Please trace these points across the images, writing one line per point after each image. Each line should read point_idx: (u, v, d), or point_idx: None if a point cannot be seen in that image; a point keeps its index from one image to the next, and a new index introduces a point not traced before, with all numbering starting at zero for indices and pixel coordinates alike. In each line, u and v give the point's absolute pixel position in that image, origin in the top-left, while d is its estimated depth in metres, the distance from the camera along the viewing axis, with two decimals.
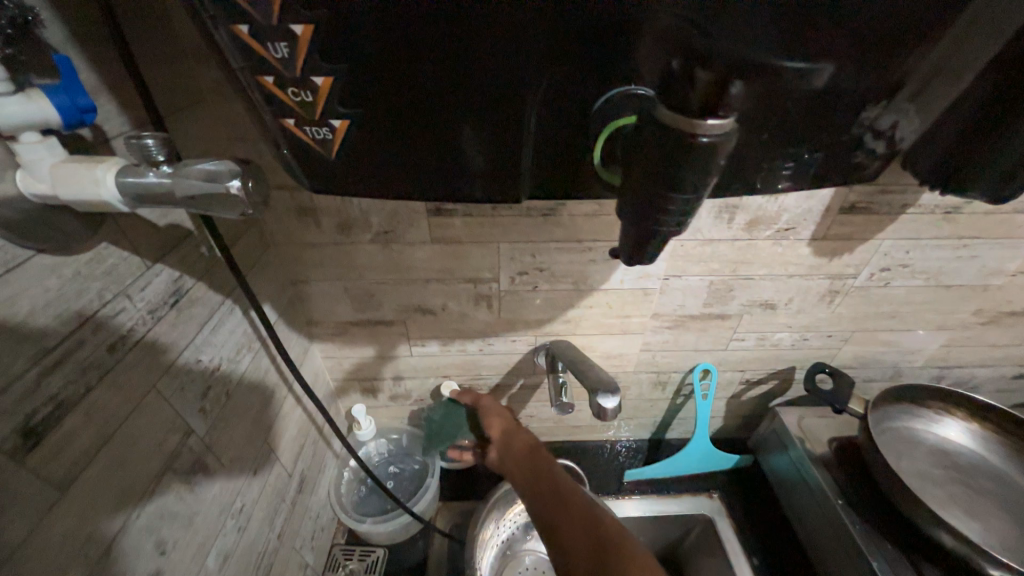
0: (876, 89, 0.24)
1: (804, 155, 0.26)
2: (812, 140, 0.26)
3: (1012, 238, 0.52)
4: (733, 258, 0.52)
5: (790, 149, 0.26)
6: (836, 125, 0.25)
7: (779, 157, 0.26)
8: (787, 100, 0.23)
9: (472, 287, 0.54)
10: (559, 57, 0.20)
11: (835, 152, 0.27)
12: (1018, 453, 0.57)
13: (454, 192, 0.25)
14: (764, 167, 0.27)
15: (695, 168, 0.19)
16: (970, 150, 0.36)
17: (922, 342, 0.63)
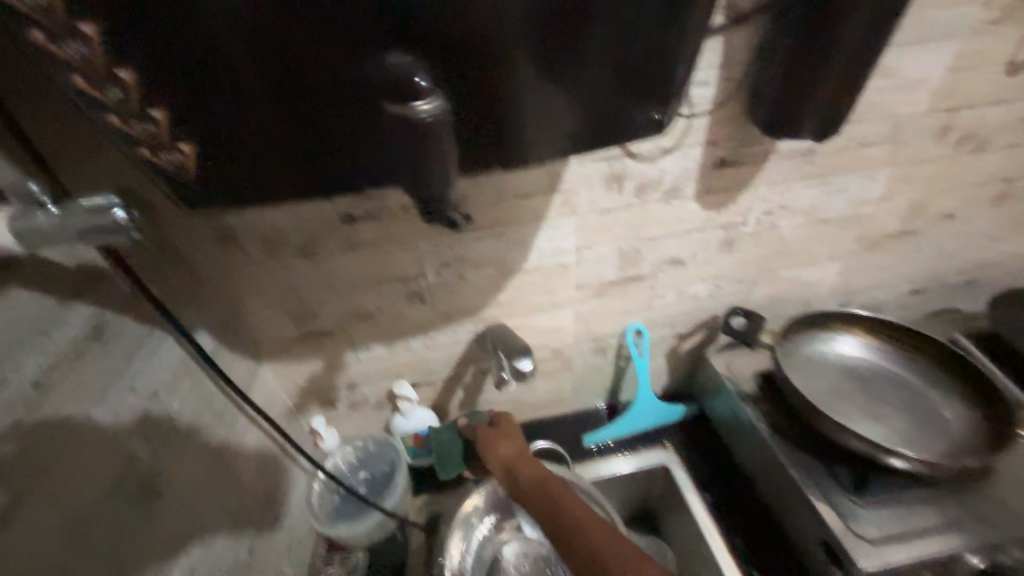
0: (655, 55, 0.29)
1: (619, 114, 0.31)
2: (614, 91, 0.29)
3: (869, 170, 0.59)
4: (632, 223, 0.57)
5: (593, 102, 0.30)
6: (626, 69, 0.29)
7: (591, 113, 0.30)
8: (579, 71, 0.27)
9: (403, 286, 0.57)
10: (351, 65, 0.24)
11: (642, 98, 0.31)
12: (916, 354, 0.63)
13: (314, 186, 0.29)
14: (590, 131, 0.31)
15: (436, 142, 0.26)
16: (795, 96, 0.43)
17: (820, 274, 0.71)
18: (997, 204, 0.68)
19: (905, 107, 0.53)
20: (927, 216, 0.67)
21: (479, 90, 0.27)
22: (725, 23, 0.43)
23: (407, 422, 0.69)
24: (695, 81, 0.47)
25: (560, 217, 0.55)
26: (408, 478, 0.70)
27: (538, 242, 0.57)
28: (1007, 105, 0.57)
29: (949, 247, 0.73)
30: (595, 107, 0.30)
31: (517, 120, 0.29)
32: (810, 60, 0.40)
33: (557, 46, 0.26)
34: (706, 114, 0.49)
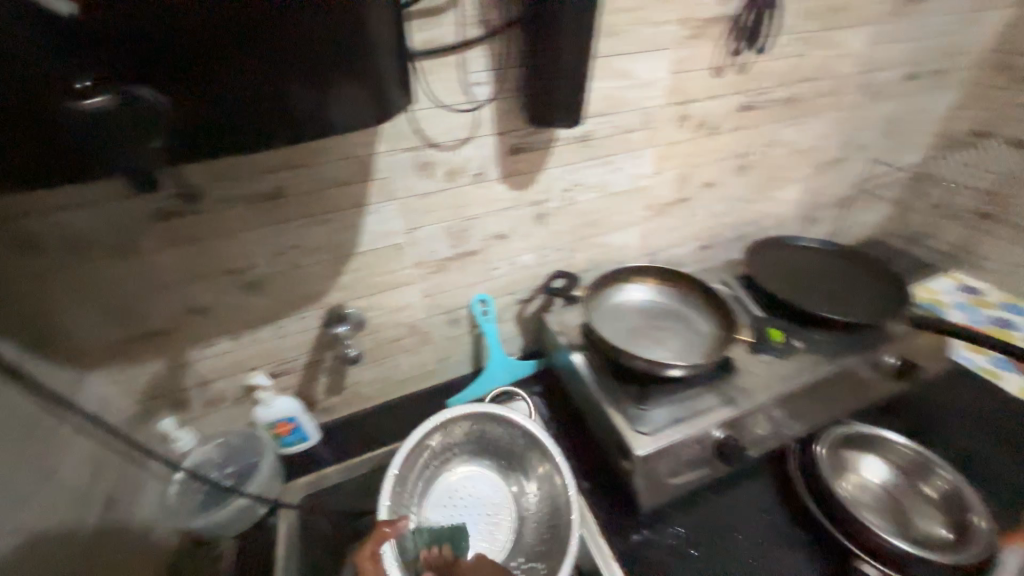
0: (349, 48, 0.35)
1: (344, 100, 0.37)
2: (333, 79, 0.35)
3: (635, 151, 0.75)
4: (451, 204, 0.67)
5: (317, 92, 0.35)
6: (326, 57, 0.34)
7: (320, 101, 0.36)
8: (276, 64, 0.33)
9: (236, 277, 0.60)
10: (25, 66, 0.27)
11: (368, 88, 0.38)
12: (690, 292, 0.80)
13: (36, 180, 0.30)
14: (318, 118, 0.36)
15: (126, 123, 0.30)
16: (547, 92, 0.55)
17: (624, 239, 0.87)
18: (741, 174, 0.90)
19: (647, 101, 0.70)
20: (693, 186, 0.86)
21: (185, 83, 0.31)
22: (483, 34, 0.54)
23: (268, 411, 0.71)
24: (472, 81, 0.57)
25: (382, 202, 0.62)
26: (274, 466, 0.72)
27: (367, 226, 0.63)
28: (722, 98, 0.76)
29: (717, 210, 0.93)
30: (323, 95, 0.35)
31: (241, 112, 0.33)
32: (549, 64, 0.53)
33: (244, 38, 0.31)
34: (489, 109, 0.60)
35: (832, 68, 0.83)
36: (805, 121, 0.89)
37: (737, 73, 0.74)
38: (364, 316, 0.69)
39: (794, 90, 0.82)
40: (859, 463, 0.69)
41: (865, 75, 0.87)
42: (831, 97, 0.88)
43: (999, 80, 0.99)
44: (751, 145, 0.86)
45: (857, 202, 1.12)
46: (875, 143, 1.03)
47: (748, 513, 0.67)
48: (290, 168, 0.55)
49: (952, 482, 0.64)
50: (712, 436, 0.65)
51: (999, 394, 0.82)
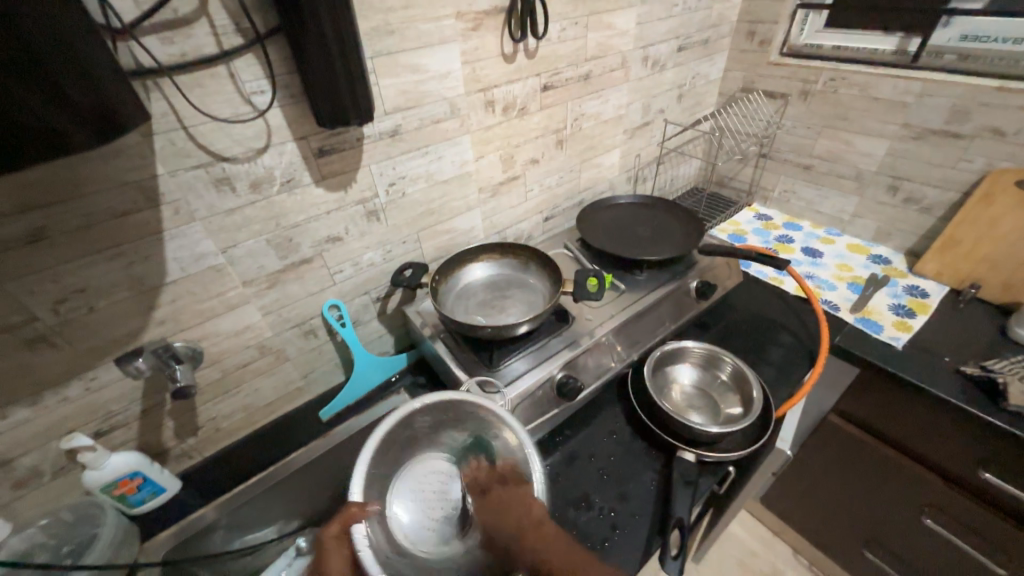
0: (37, 78, 0.33)
1: (50, 130, 0.35)
2: (33, 115, 0.34)
3: (451, 139, 0.80)
4: (267, 216, 0.66)
5: (14, 129, 0.33)
6: (12, 91, 0.32)
7: (24, 143, 0.34)
8: None
9: (11, 335, 0.53)
10: None
11: (83, 119, 0.37)
12: (528, 262, 0.89)
13: None
14: (22, 150, 0.34)
15: None
16: (330, 92, 0.57)
17: (466, 222, 0.92)
18: (561, 147, 1.00)
19: (448, 91, 0.74)
20: (519, 164, 0.94)
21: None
22: (245, 42, 0.54)
23: (102, 472, 0.64)
24: (248, 91, 0.56)
25: (181, 226, 0.59)
26: (120, 530, 0.68)
27: (170, 252, 0.60)
28: (521, 82, 0.84)
29: (548, 183, 1.03)
30: (24, 132, 0.34)
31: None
32: (320, 63, 0.54)
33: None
34: (278, 116, 0.60)
35: (614, 45, 0.95)
36: (605, 94, 1.01)
37: (528, 58, 0.82)
38: (199, 348, 0.67)
39: (587, 67, 0.93)
40: (675, 372, 0.83)
41: (644, 49, 1.02)
42: (622, 70, 1.01)
43: (748, 45, 1.22)
44: (562, 121, 0.96)
45: (670, 158, 1.31)
46: (671, 106, 1.20)
47: (600, 439, 0.77)
48: (49, 204, 0.49)
49: (736, 363, 0.80)
50: (555, 380, 0.74)
51: (778, 295, 1.04)
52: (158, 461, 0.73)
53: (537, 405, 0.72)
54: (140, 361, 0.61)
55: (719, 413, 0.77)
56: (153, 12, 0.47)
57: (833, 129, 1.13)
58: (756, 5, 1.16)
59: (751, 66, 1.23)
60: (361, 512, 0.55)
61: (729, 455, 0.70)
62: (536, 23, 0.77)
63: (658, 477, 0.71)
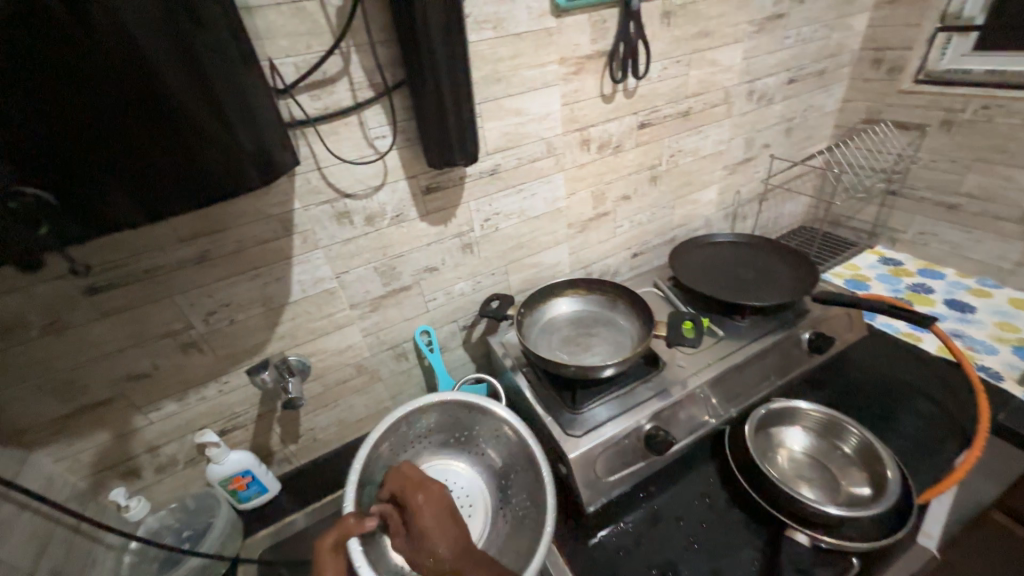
0: (222, 126, 0.40)
1: (226, 170, 0.41)
2: (212, 159, 0.40)
3: (546, 177, 0.82)
4: (376, 246, 0.72)
5: (197, 169, 0.39)
6: (202, 137, 0.38)
7: (207, 181, 0.41)
8: (154, 151, 0.37)
9: (172, 339, 0.62)
10: None
11: (251, 162, 0.43)
12: (616, 300, 0.86)
13: None
14: (204, 187, 0.41)
15: (20, 224, 0.34)
16: (442, 135, 0.61)
17: (554, 257, 0.93)
18: (654, 184, 0.97)
19: (547, 132, 0.77)
20: (610, 201, 0.93)
21: (61, 180, 0.34)
22: (375, 95, 0.61)
23: (221, 467, 0.72)
24: (373, 136, 0.63)
25: (307, 253, 0.67)
26: (228, 523, 0.75)
27: (295, 275, 0.67)
28: (618, 120, 0.84)
29: (640, 219, 1.01)
30: (197, 165, 0.39)
31: (120, 197, 0.37)
32: (436, 112, 0.59)
33: (112, 136, 0.34)
34: (395, 158, 0.66)
35: (717, 81, 0.92)
36: (705, 130, 0.97)
37: (626, 98, 0.82)
38: (308, 363, 0.73)
39: (686, 105, 0.91)
40: (782, 435, 0.73)
41: (750, 83, 0.97)
42: (725, 106, 0.96)
43: (874, 73, 1.10)
44: (657, 158, 0.94)
45: (775, 195, 1.21)
46: (778, 140, 1.12)
47: (691, 499, 0.70)
48: (213, 233, 0.59)
49: (862, 437, 0.68)
50: (643, 430, 0.69)
51: (915, 354, 0.88)
52: (264, 462, 0.80)
53: (622, 454, 0.67)
54: (265, 373, 0.68)
55: (839, 492, 0.66)
56: (307, 74, 0.55)
57: (987, 163, 0.97)
58: (883, 31, 1.06)
59: (876, 96, 1.11)
60: (358, 525, 0.59)
61: (853, 543, 0.59)
62: (637, 65, 0.78)
63: (761, 558, 0.62)
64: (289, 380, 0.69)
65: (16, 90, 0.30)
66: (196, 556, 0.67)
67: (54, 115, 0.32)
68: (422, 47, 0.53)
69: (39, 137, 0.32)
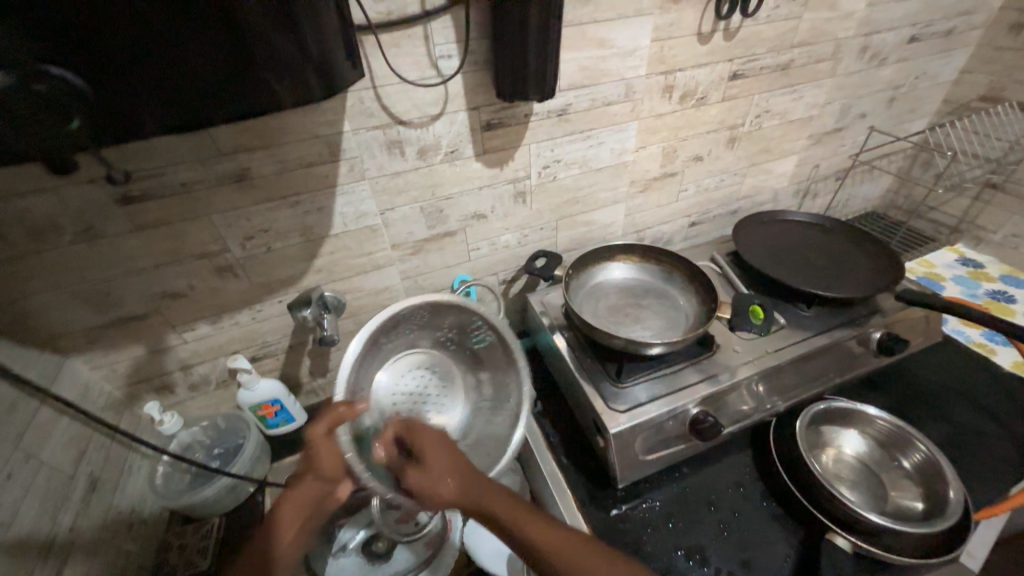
0: (285, 15, 0.32)
1: (284, 73, 0.35)
2: (270, 57, 0.33)
3: (618, 125, 0.72)
4: (425, 184, 0.65)
5: (253, 69, 0.33)
6: (261, 27, 0.32)
7: (263, 85, 0.34)
8: (205, 38, 0.30)
9: (208, 261, 0.59)
10: None
11: (312, 65, 0.36)
12: (672, 273, 0.80)
13: None
14: (259, 91, 0.34)
15: (49, 114, 0.28)
16: (519, 60, 0.53)
17: (608, 216, 0.85)
18: (731, 146, 0.87)
19: (628, 71, 0.67)
20: (680, 160, 0.84)
21: (96, 64, 0.28)
22: (447, 2, 0.52)
23: (252, 393, 0.71)
24: (437, 54, 0.55)
25: (353, 183, 0.61)
26: (258, 445, 0.74)
27: (338, 206, 0.62)
28: (709, 67, 0.73)
29: (706, 185, 0.91)
30: (253, 62, 0.33)
31: (163, 92, 0.31)
32: (516, 29, 0.50)
33: (158, 12, 0.28)
34: (459, 84, 0.58)
35: (830, 31, 0.78)
36: (801, 89, 0.85)
37: (725, 40, 0.71)
38: (343, 299, 0.68)
39: (788, 56, 0.78)
40: (835, 436, 0.70)
41: (866, 37, 0.82)
42: (831, 62, 0.83)
43: (1010, 40, 0.93)
44: (742, 116, 0.83)
45: (855, 174, 1.09)
46: (878, 111, 0.98)
47: (725, 487, 0.68)
48: (255, 149, 0.53)
49: (926, 455, 0.64)
50: (688, 414, 0.66)
51: (985, 369, 0.82)
52: (292, 392, 0.80)
53: (661, 435, 0.65)
54: (307, 312, 0.64)
55: (885, 502, 0.63)
56: None
57: None
58: None
59: (1005, 68, 0.95)
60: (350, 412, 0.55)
61: (899, 558, 0.56)
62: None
63: (793, 555, 0.60)
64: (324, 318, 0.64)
65: None
66: (225, 475, 0.68)
67: None
68: None
69: (71, 3, 0.26)
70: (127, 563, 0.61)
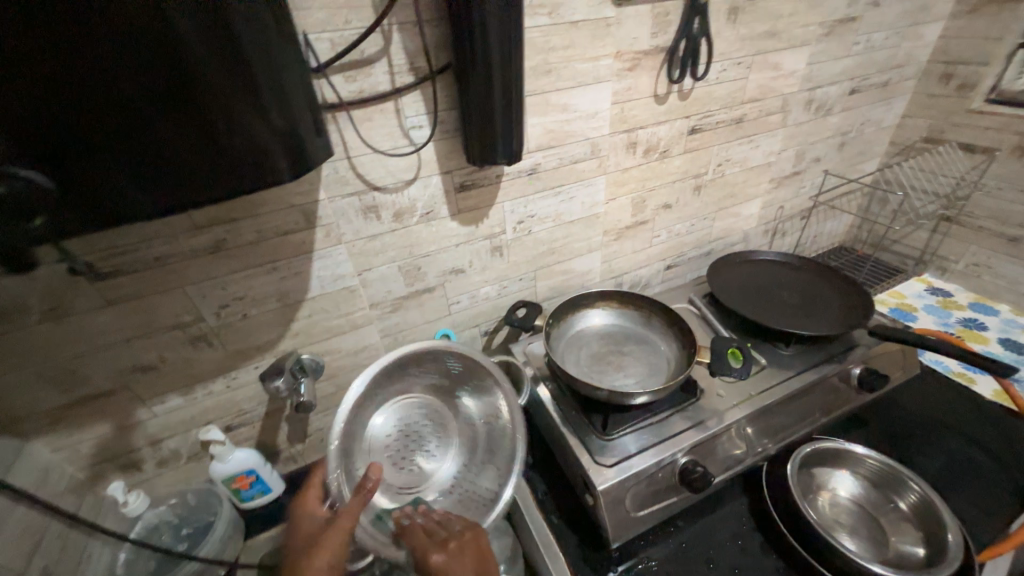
0: (253, 106, 0.35)
1: (252, 156, 0.36)
2: (240, 144, 0.35)
3: (587, 180, 0.76)
4: (403, 245, 0.67)
5: (223, 158, 0.35)
6: (231, 118, 0.34)
7: (233, 168, 0.36)
8: (176, 130, 0.32)
9: (181, 332, 0.58)
10: None
11: (282, 147, 0.38)
12: (650, 317, 0.81)
13: None
14: (229, 175, 0.36)
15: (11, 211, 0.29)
16: (486, 129, 0.56)
17: (586, 265, 0.87)
18: (697, 193, 0.91)
19: (592, 131, 0.71)
20: (650, 209, 0.87)
21: (64, 163, 0.30)
22: (416, 80, 0.55)
23: (225, 466, 0.68)
24: (409, 126, 0.58)
25: (330, 247, 0.62)
26: (231, 523, 0.70)
27: (315, 270, 0.63)
28: (668, 123, 0.78)
29: (678, 229, 0.95)
30: (223, 149, 0.34)
31: (134, 182, 0.32)
32: (482, 102, 0.53)
33: (131, 113, 0.30)
34: (431, 151, 0.61)
35: (776, 88, 0.85)
36: (757, 139, 0.90)
37: (680, 100, 0.76)
38: (321, 363, 0.68)
39: (741, 111, 0.84)
40: (828, 478, 0.69)
41: (810, 91, 0.90)
42: (781, 114, 0.89)
43: (941, 89, 1.02)
44: (705, 165, 0.88)
45: (819, 212, 1.14)
46: (831, 155, 1.04)
47: (723, 540, 0.65)
48: (231, 221, 0.54)
49: (921, 495, 0.63)
50: (678, 464, 0.64)
51: (967, 398, 0.82)
52: (269, 461, 0.77)
53: (651, 488, 0.63)
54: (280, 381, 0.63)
55: (886, 548, 0.61)
56: (345, 53, 0.50)
57: None
58: (957, 43, 0.97)
59: (939, 113, 1.03)
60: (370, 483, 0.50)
61: None
62: (697, 65, 0.71)
63: None
64: (301, 384, 0.62)
65: (20, 52, 0.26)
66: (192, 559, 0.63)
67: (65, 84, 0.28)
68: (474, 33, 0.48)
69: (45, 110, 0.28)
70: None
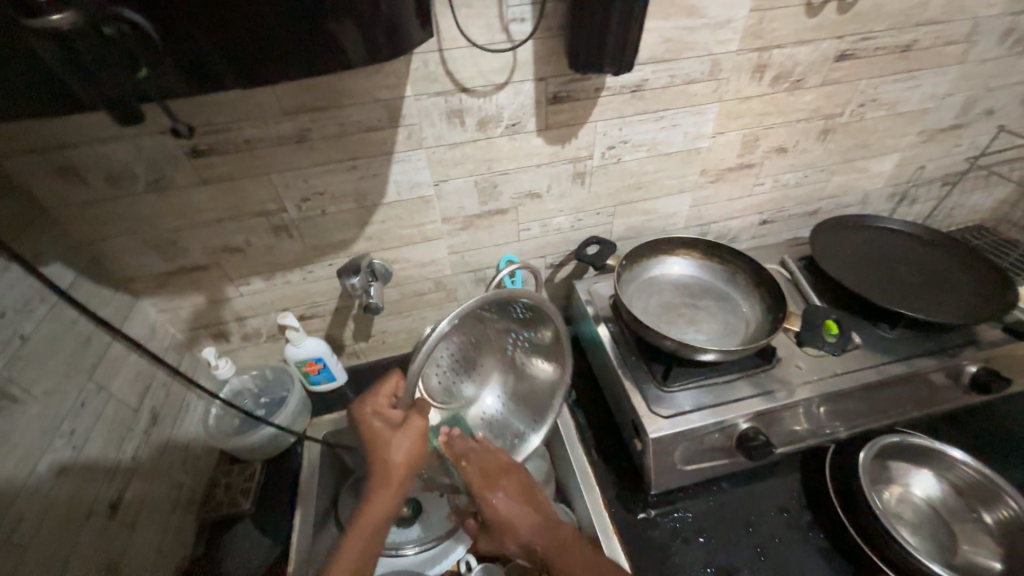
0: None
1: (348, 30, 0.32)
2: (337, 15, 0.31)
3: (696, 106, 0.65)
4: (483, 157, 0.63)
5: (321, 26, 0.31)
6: None
7: (327, 44, 0.32)
8: None
9: (266, 219, 0.60)
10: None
11: (381, 24, 0.34)
12: (736, 274, 0.74)
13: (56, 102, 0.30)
14: (323, 50, 0.32)
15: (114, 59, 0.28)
16: (600, 33, 0.48)
17: (672, 207, 0.79)
18: (823, 139, 0.77)
19: (717, 45, 0.60)
20: (760, 150, 0.75)
21: (171, 16, 0.28)
22: None
23: (298, 350, 0.73)
24: (509, 17, 0.51)
25: (410, 152, 0.59)
26: (301, 401, 0.77)
27: (393, 174, 0.61)
28: (812, 44, 0.64)
29: (787, 179, 0.82)
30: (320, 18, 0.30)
31: (229, 42, 0.30)
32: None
33: None
34: (527, 52, 0.54)
35: (970, 6, 0.66)
36: (920, 76, 0.73)
37: (836, 14, 0.61)
38: (391, 270, 0.69)
39: (910, 36, 0.67)
40: (905, 474, 0.63)
41: (1013, 17, 0.69)
42: (963, 45, 0.70)
43: None
44: (842, 104, 0.73)
45: (967, 180, 0.94)
46: (1010, 107, 0.83)
47: (767, 510, 0.63)
48: (317, 109, 0.52)
49: (1016, 513, 0.57)
50: (737, 429, 0.61)
51: None
52: (335, 352, 0.82)
53: (703, 446, 0.61)
54: (355, 278, 0.63)
55: (955, 555, 0.56)
56: None
57: None
58: None
59: None
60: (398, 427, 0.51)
61: None
62: None
63: None
64: (371, 287, 0.63)
65: None
66: (268, 425, 0.70)
67: None
68: None
69: None
70: (180, 496, 0.65)
